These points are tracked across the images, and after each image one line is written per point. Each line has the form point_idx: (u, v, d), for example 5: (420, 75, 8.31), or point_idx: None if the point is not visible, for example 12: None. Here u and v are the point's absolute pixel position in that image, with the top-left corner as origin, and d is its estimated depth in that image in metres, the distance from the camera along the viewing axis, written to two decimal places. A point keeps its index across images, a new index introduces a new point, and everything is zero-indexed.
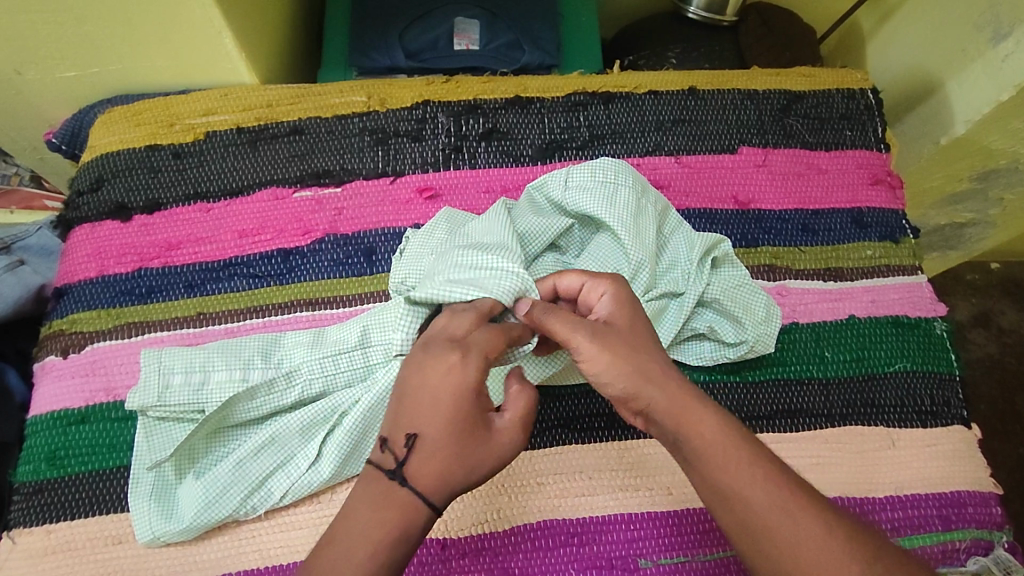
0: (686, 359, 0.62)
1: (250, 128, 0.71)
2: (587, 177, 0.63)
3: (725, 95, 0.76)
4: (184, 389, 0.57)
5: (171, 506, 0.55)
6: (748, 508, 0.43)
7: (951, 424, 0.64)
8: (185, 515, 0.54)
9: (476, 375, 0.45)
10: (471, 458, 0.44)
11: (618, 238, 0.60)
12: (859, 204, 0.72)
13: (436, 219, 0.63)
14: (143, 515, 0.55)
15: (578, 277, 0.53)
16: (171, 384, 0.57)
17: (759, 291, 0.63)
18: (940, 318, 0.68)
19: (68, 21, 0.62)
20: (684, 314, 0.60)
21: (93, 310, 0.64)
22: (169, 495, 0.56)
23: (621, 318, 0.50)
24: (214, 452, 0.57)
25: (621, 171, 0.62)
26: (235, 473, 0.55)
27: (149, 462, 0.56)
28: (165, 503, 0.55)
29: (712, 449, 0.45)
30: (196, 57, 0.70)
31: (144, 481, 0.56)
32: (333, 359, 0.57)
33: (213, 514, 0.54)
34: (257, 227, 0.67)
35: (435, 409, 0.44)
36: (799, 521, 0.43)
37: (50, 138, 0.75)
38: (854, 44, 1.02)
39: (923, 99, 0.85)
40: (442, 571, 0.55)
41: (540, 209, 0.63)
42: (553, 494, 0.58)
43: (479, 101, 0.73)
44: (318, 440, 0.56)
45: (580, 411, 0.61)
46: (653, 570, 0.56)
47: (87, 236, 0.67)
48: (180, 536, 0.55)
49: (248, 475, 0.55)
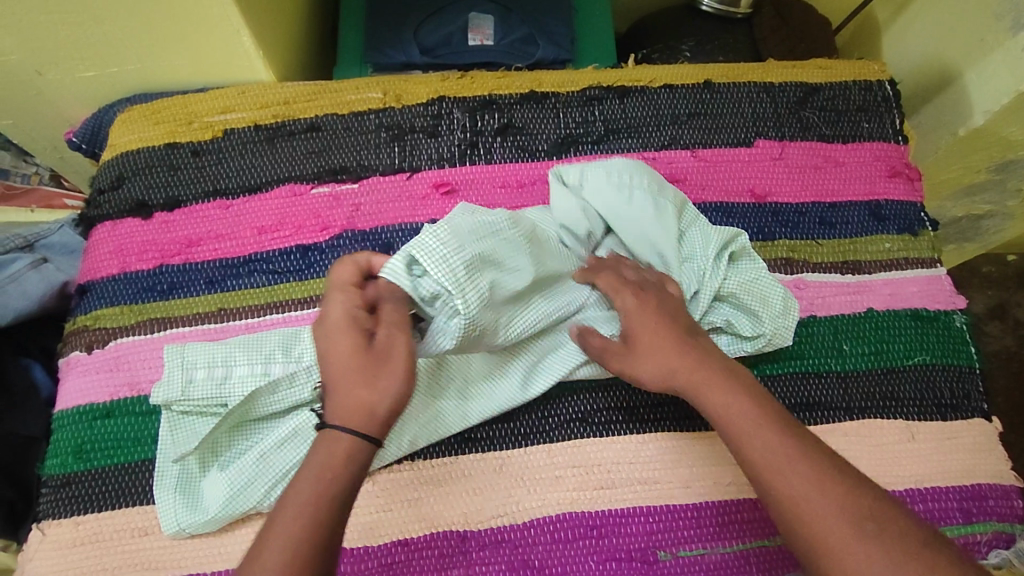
0: None
1: (268, 125, 0.71)
2: (605, 177, 0.64)
3: (741, 87, 0.75)
4: (207, 383, 0.58)
5: (196, 497, 0.56)
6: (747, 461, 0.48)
7: (972, 417, 0.64)
8: (211, 506, 0.56)
9: (341, 308, 0.50)
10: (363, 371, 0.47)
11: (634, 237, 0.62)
12: (876, 196, 0.72)
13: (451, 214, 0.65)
14: (169, 506, 0.56)
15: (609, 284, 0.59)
16: (194, 378, 0.58)
17: (776, 283, 0.63)
18: (960, 310, 0.68)
19: (89, 22, 0.62)
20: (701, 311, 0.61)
21: (115, 306, 0.65)
22: (193, 487, 0.57)
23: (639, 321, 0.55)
24: (237, 445, 0.58)
25: (635, 173, 0.64)
26: (257, 466, 0.56)
27: (173, 455, 0.57)
28: (190, 494, 0.57)
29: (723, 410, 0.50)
30: (214, 55, 0.70)
31: (169, 473, 0.57)
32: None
33: (236, 507, 0.55)
34: (276, 224, 0.67)
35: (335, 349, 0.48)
36: (793, 472, 0.46)
37: (71, 137, 0.76)
38: (869, 35, 1.01)
39: (941, 90, 0.84)
40: (462, 562, 0.56)
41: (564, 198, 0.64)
42: (571, 486, 0.59)
43: (493, 96, 0.73)
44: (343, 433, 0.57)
45: (596, 405, 0.62)
46: (672, 562, 0.57)
47: (110, 233, 0.68)
48: (203, 527, 0.56)
49: (272, 468, 0.56)
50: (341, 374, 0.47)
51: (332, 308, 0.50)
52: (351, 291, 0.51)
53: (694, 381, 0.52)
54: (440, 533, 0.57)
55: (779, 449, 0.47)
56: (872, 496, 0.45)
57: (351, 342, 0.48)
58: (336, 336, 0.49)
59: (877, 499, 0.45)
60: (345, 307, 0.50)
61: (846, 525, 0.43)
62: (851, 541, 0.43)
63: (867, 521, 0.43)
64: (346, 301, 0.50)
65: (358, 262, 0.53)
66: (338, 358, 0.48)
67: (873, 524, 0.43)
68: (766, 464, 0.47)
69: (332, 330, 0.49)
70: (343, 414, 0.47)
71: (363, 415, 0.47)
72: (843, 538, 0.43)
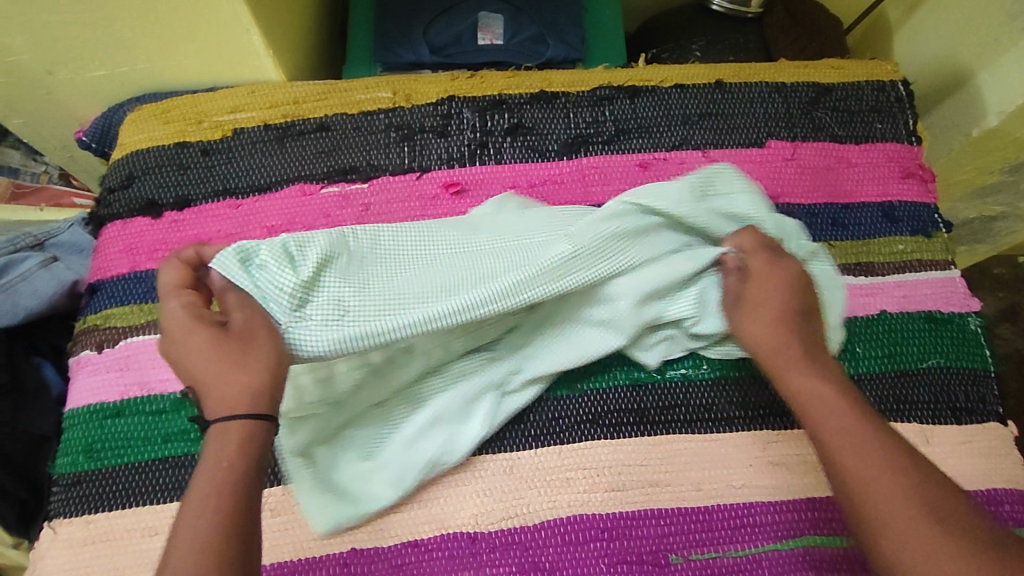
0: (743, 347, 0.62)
1: (277, 124, 0.71)
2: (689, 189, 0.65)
3: (753, 87, 0.75)
4: (315, 386, 0.56)
5: (340, 492, 0.56)
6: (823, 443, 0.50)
7: (987, 421, 0.63)
8: (364, 497, 0.56)
9: (180, 310, 0.49)
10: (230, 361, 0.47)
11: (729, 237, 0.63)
12: (889, 198, 0.71)
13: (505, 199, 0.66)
14: (320, 505, 0.55)
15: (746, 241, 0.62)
16: (301, 384, 0.56)
17: (839, 292, 0.64)
18: (974, 313, 0.67)
19: (99, 22, 0.62)
20: None
21: (126, 305, 0.65)
22: (333, 483, 0.56)
23: (761, 283, 0.60)
24: (371, 435, 0.58)
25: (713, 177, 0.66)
26: (405, 454, 0.57)
27: (292, 449, 0.56)
28: (334, 490, 0.56)
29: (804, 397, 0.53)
30: (224, 55, 0.70)
31: (303, 474, 0.56)
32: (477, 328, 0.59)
33: (398, 492, 0.56)
34: (285, 224, 0.67)
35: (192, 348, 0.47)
36: (858, 458, 0.48)
37: (81, 136, 0.76)
38: (881, 35, 1.00)
39: (954, 90, 0.83)
40: (472, 564, 0.56)
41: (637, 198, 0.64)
42: (582, 488, 0.58)
43: (503, 96, 0.73)
44: (480, 411, 0.59)
45: (607, 407, 0.61)
46: (684, 565, 0.56)
47: (120, 232, 0.68)
48: (356, 518, 0.56)
49: (419, 454, 0.57)
50: (207, 368, 0.47)
51: (173, 313, 0.49)
52: (186, 292, 0.50)
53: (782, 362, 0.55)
54: (450, 534, 0.57)
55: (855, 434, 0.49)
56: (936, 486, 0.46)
57: (206, 336, 0.48)
58: (183, 337, 0.48)
59: (937, 490, 0.46)
60: (184, 308, 0.49)
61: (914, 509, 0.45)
62: (916, 527, 0.44)
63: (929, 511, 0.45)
64: (184, 304, 0.49)
65: (185, 259, 0.52)
66: (195, 356, 0.47)
67: (936, 514, 0.44)
68: (840, 451, 0.49)
69: (179, 330, 0.48)
70: (222, 403, 0.45)
71: (246, 399, 0.46)
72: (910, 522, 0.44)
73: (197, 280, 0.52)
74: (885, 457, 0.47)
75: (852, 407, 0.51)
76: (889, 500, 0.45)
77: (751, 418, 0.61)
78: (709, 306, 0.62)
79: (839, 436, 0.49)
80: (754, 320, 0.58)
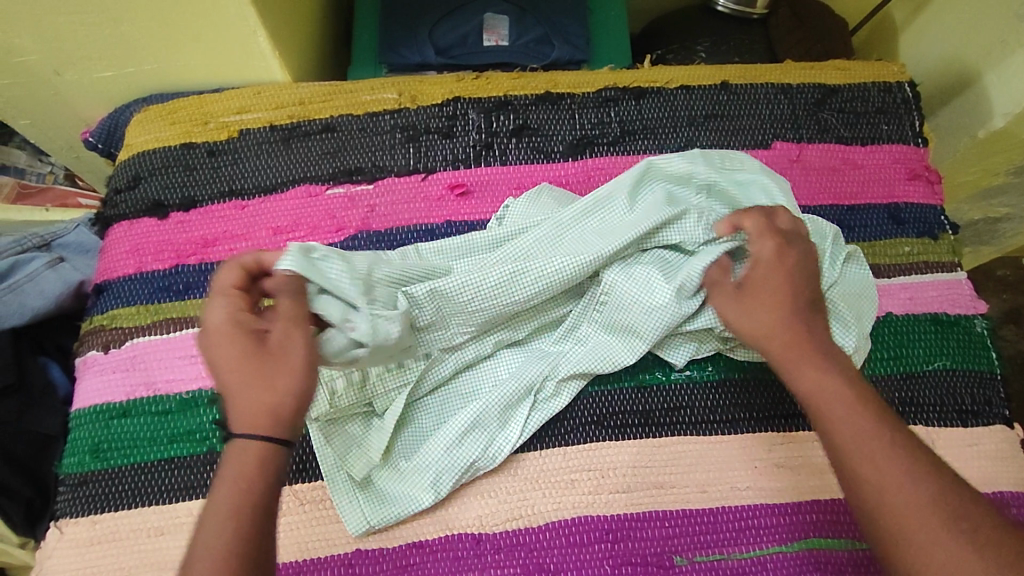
0: None
1: (283, 125, 0.71)
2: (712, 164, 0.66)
3: (759, 89, 0.75)
4: (349, 391, 0.58)
5: (379, 495, 0.57)
6: (839, 447, 0.48)
7: (993, 423, 0.63)
8: (399, 500, 0.56)
9: (221, 313, 0.47)
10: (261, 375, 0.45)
11: None
12: (895, 199, 0.71)
13: (540, 190, 0.67)
14: (356, 508, 0.56)
15: (753, 228, 0.58)
16: (336, 390, 0.57)
17: (874, 299, 0.64)
18: (980, 315, 0.67)
19: (106, 23, 0.63)
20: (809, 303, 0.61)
21: (132, 306, 0.65)
22: (375, 487, 0.57)
23: (767, 272, 0.56)
24: (407, 442, 0.59)
25: (737, 159, 0.66)
26: (446, 455, 0.57)
27: (330, 460, 0.57)
28: (372, 493, 0.57)
29: (818, 396, 0.51)
30: (230, 55, 0.70)
31: (343, 480, 0.57)
32: (512, 326, 0.62)
33: (440, 493, 0.56)
34: (291, 224, 0.67)
35: (226, 356, 0.46)
36: (877, 462, 0.46)
37: (88, 137, 0.76)
38: (887, 36, 1.00)
39: (961, 91, 0.83)
40: (477, 566, 0.56)
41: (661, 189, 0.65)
42: (587, 490, 0.58)
43: (509, 97, 0.73)
44: (522, 408, 0.59)
45: (613, 408, 0.61)
46: (688, 567, 0.56)
47: (126, 233, 0.68)
48: (393, 519, 0.56)
49: (460, 458, 0.57)
50: (234, 379, 0.45)
51: (214, 315, 0.47)
52: (231, 293, 0.48)
53: (791, 357, 0.53)
54: (454, 535, 0.57)
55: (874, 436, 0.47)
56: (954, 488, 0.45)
57: (240, 347, 0.46)
58: (219, 341, 0.46)
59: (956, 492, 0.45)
60: (227, 311, 0.47)
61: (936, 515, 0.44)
62: (938, 534, 0.43)
63: (952, 518, 0.44)
64: (225, 306, 0.48)
65: (241, 262, 0.50)
66: (227, 365, 0.46)
67: (960, 521, 0.43)
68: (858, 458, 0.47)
69: (218, 333, 0.47)
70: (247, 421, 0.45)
71: (268, 417, 0.45)
72: (930, 530, 0.43)
73: (251, 281, 0.50)
74: (904, 459, 0.46)
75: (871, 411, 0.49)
76: (911, 505, 0.44)
77: (755, 420, 0.61)
78: None
79: (856, 439, 0.48)
80: (756, 313, 0.55)
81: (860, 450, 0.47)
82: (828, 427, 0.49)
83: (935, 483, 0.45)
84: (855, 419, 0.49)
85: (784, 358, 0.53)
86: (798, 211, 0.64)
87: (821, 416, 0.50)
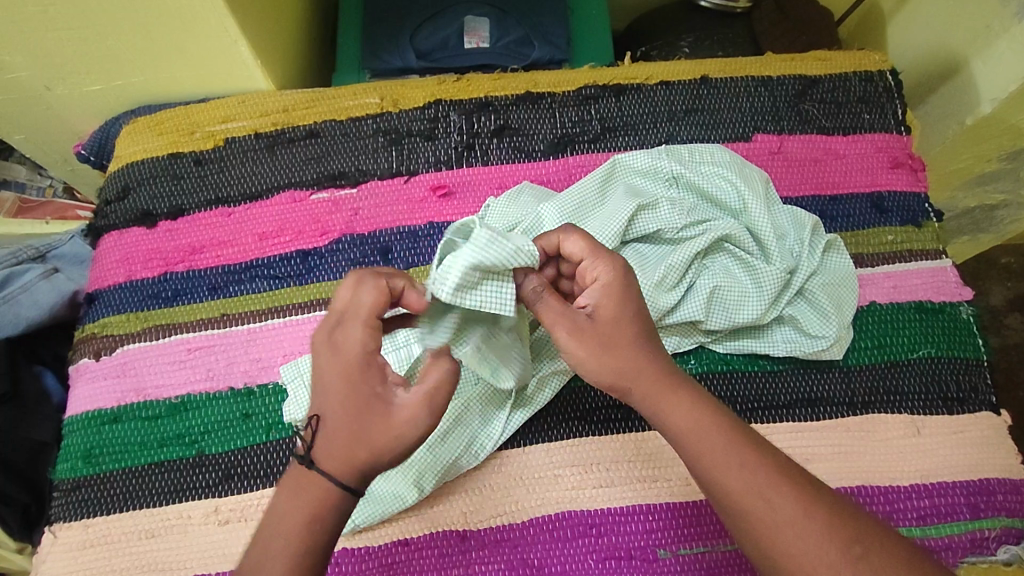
0: (758, 343, 0.62)
1: (268, 133, 0.72)
2: (691, 158, 0.67)
3: (739, 82, 0.75)
4: None
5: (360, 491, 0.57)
6: (724, 492, 0.44)
7: (979, 410, 0.62)
8: (381, 499, 0.56)
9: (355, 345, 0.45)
10: (366, 431, 0.44)
11: (756, 227, 0.62)
12: (879, 188, 0.71)
13: (519, 188, 0.67)
14: None
15: (583, 249, 0.48)
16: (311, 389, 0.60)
17: (854, 289, 0.64)
18: (967, 301, 0.67)
19: (91, 38, 0.64)
20: (795, 288, 0.62)
21: (121, 314, 0.66)
22: None
23: (611, 297, 0.47)
24: None
25: (716, 153, 0.66)
26: (428, 455, 0.57)
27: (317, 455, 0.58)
28: None
29: (690, 430, 0.46)
30: (214, 65, 0.71)
31: None
32: None
33: (423, 490, 0.57)
34: (277, 230, 0.69)
35: (332, 392, 0.45)
36: (763, 487, 0.44)
37: (79, 150, 0.77)
38: (875, 24, 0.99)
39: (948, 78, 0.82)
40: (462, 562, 0.56)
41: (642, 186, 0.66)
42: (570, 485, 0.59)
43: (490, 98, 0.73)
44: (504, 406, 0.60)
45: (594, 404, 0.61)
46: (672, 560, 0.56)
47: (117, 242, 0.69)
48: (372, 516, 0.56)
49: (443, 458, 0.57)
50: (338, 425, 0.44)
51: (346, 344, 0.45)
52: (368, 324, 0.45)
53: (653, 406, 0.47)
54: (440, 532, 0.57)
55: (748, 473, 0.44)
56: (842, 506, 0.44)
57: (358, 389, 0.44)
58: (336, 368, 0.45)
59: (859, 517, 0.44)
60: (356, 343, 0.45)
61: (823, 543, 0.42)
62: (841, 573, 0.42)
63: (837, 537, 0.42)
64: (360, 340, 0.45)
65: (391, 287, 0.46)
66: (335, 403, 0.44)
67: (855, 546, 0.42)
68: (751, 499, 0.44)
69: (344, 363, 0.45)
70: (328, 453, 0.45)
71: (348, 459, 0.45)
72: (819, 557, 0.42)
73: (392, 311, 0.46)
74: (797, 489, 0.44)
75: (757, 446, 0.46)
76: (791, 542, 0.42)
77: (739, 412, 0.61)
78: (719, 304, 0.61)
79: (742, 484, 0.44)
80: (608, 360, 0.47)
81: (741, 486, 0.44)
82: (699, 471, 0.45)
83: (829, 513, 0.43)
84: (731, 450, 0.45)
85: (650, 397, 0.47)
86: (776, 206, 0.65)
87: (696, 461, 0.46)
